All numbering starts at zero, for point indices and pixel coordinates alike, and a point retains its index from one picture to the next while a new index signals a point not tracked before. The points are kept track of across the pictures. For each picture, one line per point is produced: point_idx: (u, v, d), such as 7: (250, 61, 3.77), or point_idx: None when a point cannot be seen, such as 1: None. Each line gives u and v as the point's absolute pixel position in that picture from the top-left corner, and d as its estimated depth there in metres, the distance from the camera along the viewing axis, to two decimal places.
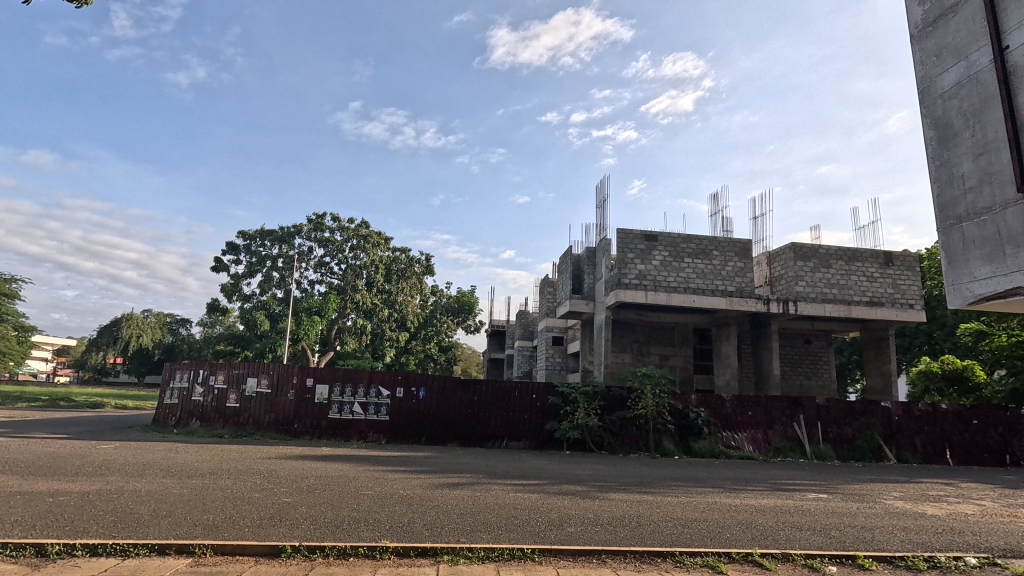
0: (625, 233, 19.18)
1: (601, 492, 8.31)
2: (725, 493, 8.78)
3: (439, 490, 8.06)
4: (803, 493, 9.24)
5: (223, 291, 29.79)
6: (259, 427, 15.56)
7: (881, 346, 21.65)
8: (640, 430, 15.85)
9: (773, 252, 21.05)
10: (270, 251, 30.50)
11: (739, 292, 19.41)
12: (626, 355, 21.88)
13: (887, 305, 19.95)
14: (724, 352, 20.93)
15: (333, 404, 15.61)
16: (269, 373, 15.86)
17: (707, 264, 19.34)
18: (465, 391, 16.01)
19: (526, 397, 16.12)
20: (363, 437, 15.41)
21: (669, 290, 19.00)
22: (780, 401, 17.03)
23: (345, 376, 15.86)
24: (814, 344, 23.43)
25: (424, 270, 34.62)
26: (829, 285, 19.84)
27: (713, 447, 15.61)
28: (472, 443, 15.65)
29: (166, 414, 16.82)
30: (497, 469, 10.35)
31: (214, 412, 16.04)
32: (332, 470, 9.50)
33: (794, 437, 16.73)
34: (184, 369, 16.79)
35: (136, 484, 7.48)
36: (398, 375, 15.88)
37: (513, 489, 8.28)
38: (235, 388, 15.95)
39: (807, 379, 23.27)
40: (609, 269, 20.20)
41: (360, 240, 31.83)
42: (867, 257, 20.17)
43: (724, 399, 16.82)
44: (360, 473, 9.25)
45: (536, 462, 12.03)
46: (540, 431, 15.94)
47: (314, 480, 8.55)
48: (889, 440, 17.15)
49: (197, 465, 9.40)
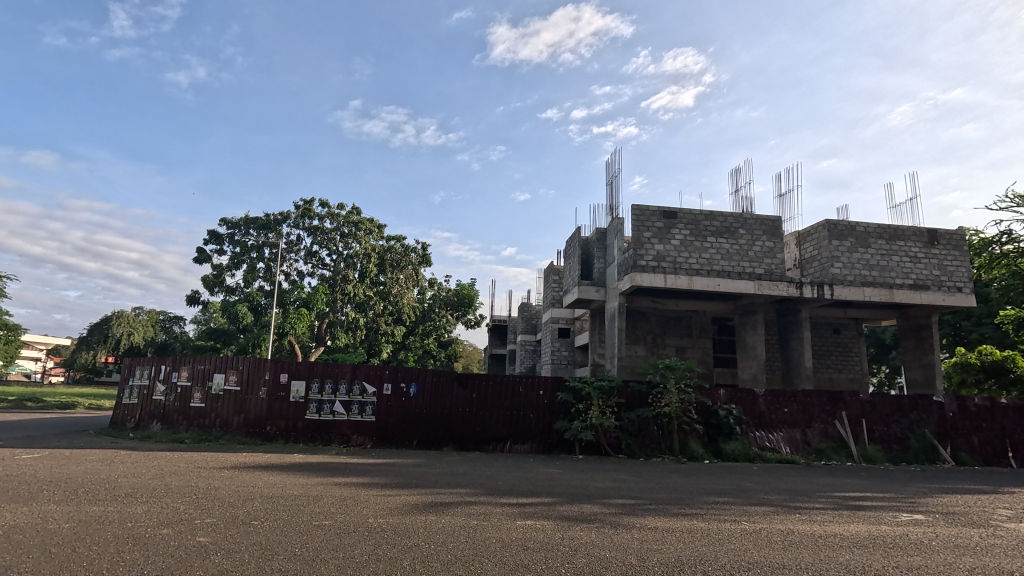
0: (640, 210, 17.17)
1: (631, 517, 6.30)
2: (794, 515, 6.74)
3: (421, 517, 6.06)
4: (888, 511, 7.26)
5: (204, 283, 27.76)
6: (226, 430, 13.59)
7: (922, 335, 19.64)
8: (662, 430, 13.88)
9: (803, 231, 19.02)
10: (255, 241, 28.46)
11: (769, 274, 17.39)
12: (640, 347, 19.90)
13: (932, 289, 17.93)
14: (750, 342, 18.87)
15: (311, 403, 13.62)
16: (238, 369, 13.87)
17: (732, 244, 17.31)
18: (462, 387, 14.05)
19: (532, 393, 14.15)
20: (346, 440, 13.46)
21: (691, 273, 16.98)
22: (819, 397, 15.05)
23: (325, 371, 13.86)
24: (845, 333, 21.41)
25: (420, 260, 32.63)
26: (869, 267, 17.80)
27: (747, 450, 13.60)
28: (470, 446, 13.66)
29: (124, 415, 14.89)
30: (498, 482, 8.34)
31: (177, 414, 14.10)
32: (289, 488, 7.46)
33: (836, 437, 14.73)
34: (144, 365, 14.87)
35: (6, 515, 5.48)
36: (386, 370, 13.90)
37: (520, 514, 6.23)
38: (200, 386, 14.00)
39: (838, 373, 21.25)
40: (622, 252, 18.16)
41: (351, 227, 29.79)
42: (909, 235, 18.14)
43: (756, 395, 14.82)
44: (323, 493, 7.20)
45: (545, 472, 10.01)
46: (548, 432, 13.94)
47: (260, 503, 6.52)
48: (943, 439, 15.11)
49: (118, 483, 7.38)
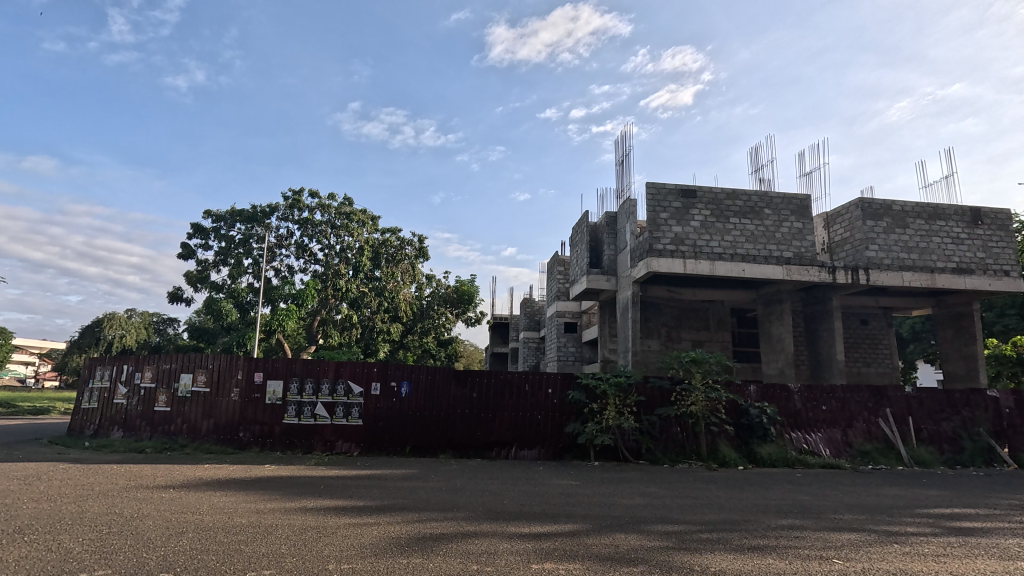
0: (656, 189, 15.57)
1: (689, 554, 4.68)
2: (897, 549, 5.11)
3: (402, 561, 4.42)
4: (1007, 536, 5.64)
5: (187, 280, 26.12)
6: (194, 438, 11.99)
7: (962, 324, 18.01)
8: (687, 432, 12.30)
9: (833, 213, 17.42)
10: (241, 234, 26.79)
11: (798, 258, 15.77)
12: (654, 342, 18.31)
13: (977, 273, 16.32)
14: (776, 334, 17.23)
15: (290, 406, 12.02)
16: (207, 368, 12.28)
17: (757, 226, 15.70)
18: (460, 385, 12.42)
19: (540, 392, 12.55)
20: (330, 447, 11.87)
21: (713, 258, 15.37)
22: (860, 393, 13.43)
23: (305, 369, 12.19)
24: (873, 325, 19.76)
25: (417, 254, 30.95)
26: (907, 250, 16.21)
27: (785, 453, 12.01)
28: (470, 453, 12.07)
29: (82, 422, 13.31)
30: (504, 503, 6.70)
31: (139, 419, 12.51)
32: (236, 516, 5.83)
33: (881, 437, 13.12)
34: (105, 365, 13.31)
35: None
36: (373, 367, 12.28)
37: (536, 554, 4.63)
38: (165, 387, 12.42)
39: (867, 367, 19.59)
40: (635, 236, 16.53)
41: (344, 219, 28.08)
42: (950, 215, 16.53)
43: (791, 391, 13.19)
44: (279, 523, 5.57)
45: (558, 485, 8.38)
46: (559, 436, 12.35)
47: (191, 540, 4.91)
48: (999, 438, 13.50)
49: (19, 511, 5.76)
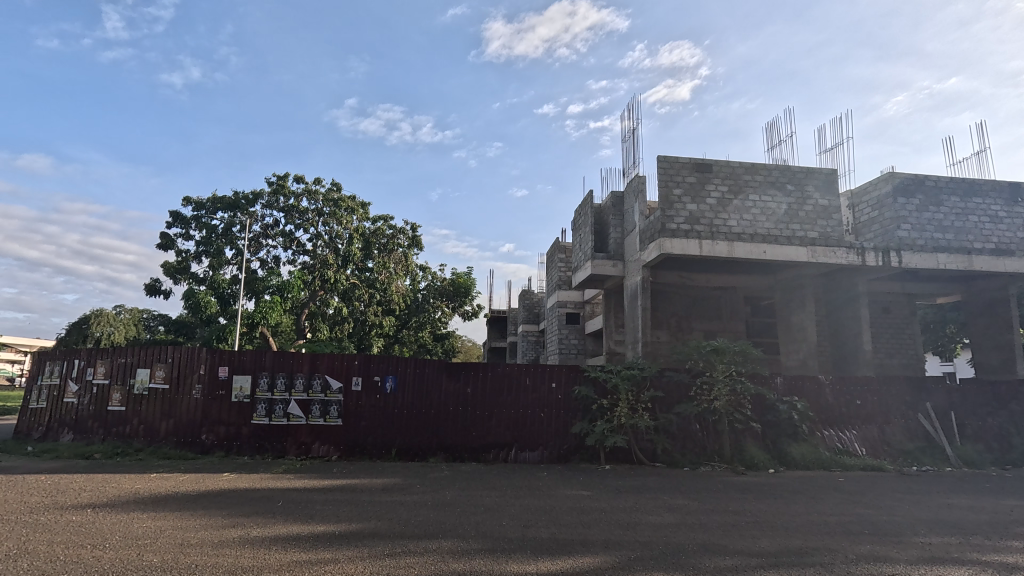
0: (668, 162, 14.19)
1: None
2: None
3: None
4: None
5: (166, 271, 24.59)
6: (151, 441, 10.60)
7: (997, 311, 16.62)
8: (707, 431, 10.96)
9: (860, 190, 16.02)
10: (222, 222, 25.28)
11: (823, 239, 14.36)
12: (663, 332, 16.98)
13: (1018, 255, 14.95)
14: (797, 323, 15.89)
15: (260, 404, 10.62)
16: (167, 362, 10.87)
17: (779, 203, 14.31)
18: (452, 380, 11.02)
19: (543, 387, 11.17)
20: (305, 451, 10.48)
21: (730, 238, 13.98)
22: (897, 386, 12.09)
23: (276, 362, 10.78)
24: (898, 313, 18.39)
25: (411, 243, 29.50)
26: (941, 229, 14.85)
27: (819, 455, 10.66)
28: (464, 456, 10.71)
29: (30, 424, 11.90)
30: (505, 527, 5.32)
31: (91, 420, 11.10)
32: (150, 552, 4.41)
33: (922, 434, 11.78)
34: (56, 359, 11.93)
35: None
36: (354, 360, 10.87)
37: None
38: (119, 384, 11.02)
39: (891, 359, 18.23)
40: (644, 217, 15.16)
41: (332, 206, 26.59)
42: (988, 191, 15.15)
43: (822, 384, 11.83)
44: (203, 563, 4.16)
45: (568, 498, 6.98)
46: (564, 436, 10.99)
47: None
48: None
49: None
